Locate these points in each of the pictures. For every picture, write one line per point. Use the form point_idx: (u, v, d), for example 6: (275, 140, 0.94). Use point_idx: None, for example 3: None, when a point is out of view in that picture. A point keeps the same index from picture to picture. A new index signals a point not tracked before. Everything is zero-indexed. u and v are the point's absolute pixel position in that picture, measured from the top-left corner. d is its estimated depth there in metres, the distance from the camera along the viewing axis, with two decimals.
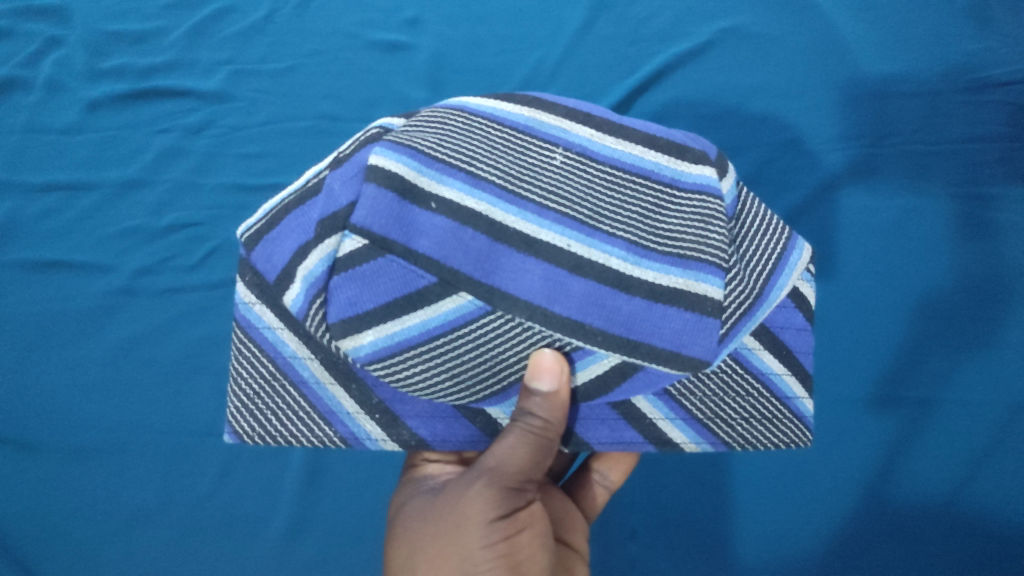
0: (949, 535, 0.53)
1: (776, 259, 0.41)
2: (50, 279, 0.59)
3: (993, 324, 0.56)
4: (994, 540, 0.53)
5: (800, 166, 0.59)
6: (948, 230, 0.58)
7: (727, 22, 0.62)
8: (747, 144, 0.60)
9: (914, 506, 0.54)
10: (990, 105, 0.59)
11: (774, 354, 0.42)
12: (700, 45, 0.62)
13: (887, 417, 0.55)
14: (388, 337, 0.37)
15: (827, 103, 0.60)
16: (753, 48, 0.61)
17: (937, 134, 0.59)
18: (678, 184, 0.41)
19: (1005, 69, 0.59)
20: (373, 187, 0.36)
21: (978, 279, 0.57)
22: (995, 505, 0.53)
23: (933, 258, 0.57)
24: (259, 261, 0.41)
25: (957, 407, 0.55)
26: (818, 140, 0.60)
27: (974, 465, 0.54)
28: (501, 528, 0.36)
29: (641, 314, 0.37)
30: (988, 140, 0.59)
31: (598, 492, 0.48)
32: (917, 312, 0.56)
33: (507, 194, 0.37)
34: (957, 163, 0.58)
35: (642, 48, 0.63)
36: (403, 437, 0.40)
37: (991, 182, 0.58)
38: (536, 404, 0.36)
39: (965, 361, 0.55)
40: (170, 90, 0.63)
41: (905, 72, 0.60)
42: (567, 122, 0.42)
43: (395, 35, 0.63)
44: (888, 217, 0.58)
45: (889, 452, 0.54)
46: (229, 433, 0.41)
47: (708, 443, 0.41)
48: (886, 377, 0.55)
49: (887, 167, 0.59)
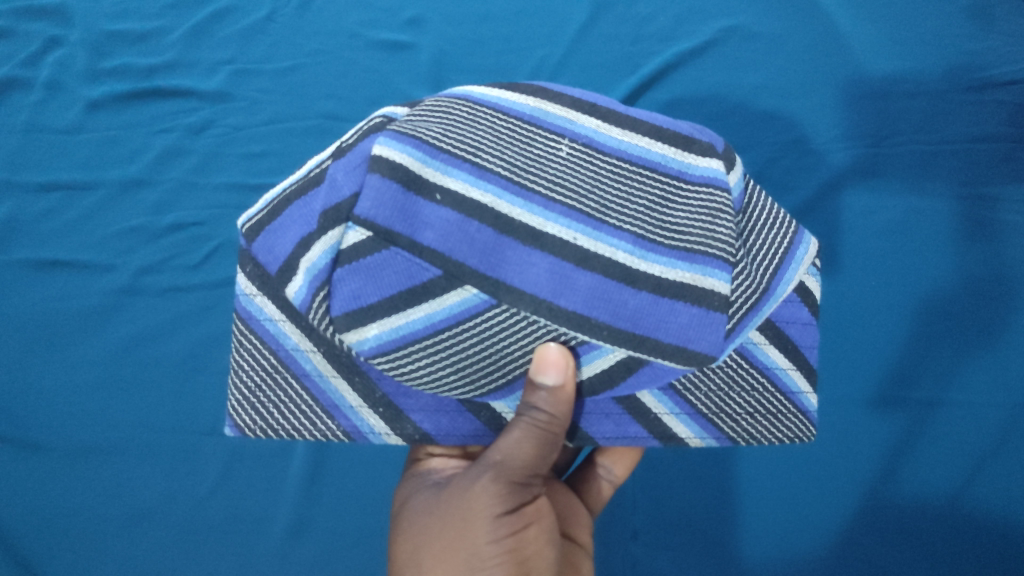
0: (951, 535, 0.53)
1: (783, 253, 0.41)
2: (51, 279, 0.59)
3: (995, 324, 0.56)
4: (995, 540, 0.53)
5: (805, 166, 0.59)
6: (952, 230, 0.57)
7: (731, 22, 0.62)
8: (751, 144, 0.60)
9: (916, 506, 0.54)
10: (992, 105, 0.59)
11: (780, 348, 0.42)
12: (706, 47, 0.61)
13: (890, 419, 0.55)
14: (392, 330, 0.36)
15: (831, 104, 0.60)
16: (761, 51, 0.61)
17: (940, 134, 0.59)
18: (685, 177, 0.40)
19: (1007, 69, 0.59)
20: (377, 178, 0.35)
21: (981, 280, 0.57)
22: (996, 504, 0.53)
23: (937, 258, 0.57)
24: (261, 252, 0.40)
25: (959, 407, 0.55)
26: (821, 139, 0.59)
27: (975, 465, 0.54)
28: (508, 523, 0.36)
29: (647, 308, 0.36)
30: (991, 139, 0.58)
31: (602, 486, 0.48)
32: (920, 312, 0.56)
33: (513, 186, 0.37)
34: (961, 162, 0.58)
35: (644, 47, 0.62)
36: (407, 431, 0.40)
37: (993, 181, 0.58)
38: (541, 399, 0.36)
39: (967, 361, 0.56)
40: (171, 90, 0.62)
41: (909, 72, 0.59)
42: (572, 112, 0.41)
43: (397, 35, 0.63)
44: (893, 217, 0.58)
45: (891, 453, 0.55)
46: (230, 426, 0.41)
47: (713, 438, 0.41)
48: (889, 378, 0.55)
49: (892, 167, 0.58)
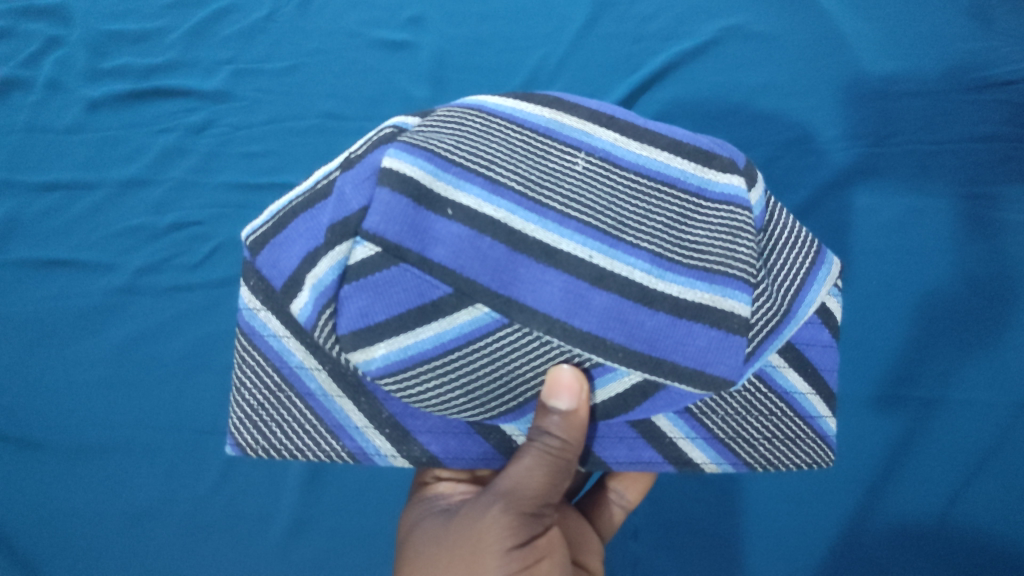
0: (960, 542, 0.52)
1: (804, 274, 0.40)
2: (51, 280, 0.58)
3: (998, 327, 0.54)
4: (1002, 546, 0.52)
5: (807, 165, 0.58)
6: (952, 231, 0.56)
7: (731, 21, 0.60)
8: (754, 143, 0.58)
9: (922, 510, 0.52)
10: (994, 104, 0.57)
11: (798, 371, 0.41)
12: (704, 44, 0.60)
13: (892, 419, 0.54)
14: (401, 350, 0.35)
15: (834, 103, 0.58)
16: (764, 51, 0.59)
17: (940, 132, 0.57)
18: (705, 193, 0.39)
19: (1008, 68, 0.58)
20: (387, 192, 0.34)
21: (984, 281, 0.55)
22: (1002, 508, 0.52)
23: (943, 260, 0.56)
24: (265, 266, 0.39)
25: (961, 408, 0.53)
26: (823, 138, 0.58)
27: (979, 469, 0.53)
28: (519, 557, 0.35)
29: (665, 330, 0.35)
30: (990, 139, 0.57)
31: (614, 511, 0.47)
32: (922, 316, 0.55)
33: (527, 201, 0.36)
34: (962, 161, 0.57)
35: (645, 47, 0.61)
36: (414, 454, 0.38)
37: (995, 181, 0.56)
38: (554, 424, 0.35)
39: (967, 363, 0.54)
40: (172, 90, 0.61)
41: (908, 71, 0.58)
42: (589, 125, 0.40)
43: (397, 34, 0.61)
44: (896, 215, 0.57)
45: (892, 456, 0.53)
46: (231, 446, 0.39)
47: (729, 463, 0.40)
48: (891, 379, 0.54)
49: (892, 166, 0.57)
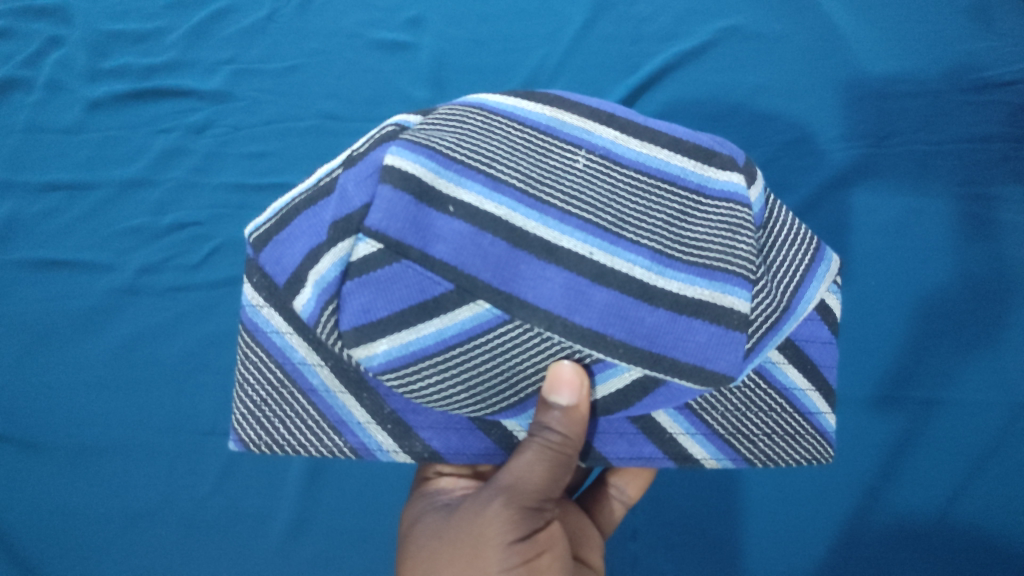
0: (958, 541, 0.52)
1: (803, 271, 0.40)
2: (52, 280, 0.58)
3: (996, 327, 0.55)
4: (1000, 545, 0.52)
5: (805, 166, 0.58)
6: (951, 231, 0.56)
7: (728, 22, 0.60)
8: (752, 144, 0.58)
9: (920, 509, 0.53)
10: (992, 105, 0.57)
11: (798, 368, 0.41)
12: (702, 45, 0.60)
13: (890, 419, 0.54)
14: (403, 346, 0.35)
15: (832, 102, 0.58)
16: (761, 51, 0.60)
17: (939, 133, 0.57)
18: (704, 190, 0.39)
19: (1007, 69, 0.58)
20: (389, 189, 0.34)
21: (982, 281, 0.55)
22: (1000, 506, 0.52)
23: (941, 260, 0.56)
24: (268, 263, 0.39)
25: (960, 407, 0.54)
26: (821, 138, 0.58)
27: (977, 468, 0.53)
28: (519, 551, 0.35)
29: (665, 326, 0.35)
30: (989, 139, 0.57)
31: (614, 507, 0.47)
32: (920, 316, 0.55)
33: (528, 198, 0.36)
34: (961, 161, 0.57)
35: (643, 48, 0.61)
36: (416, 450, 0.39)
37: (993, 181, 0.57)
38: (555, 419, 0.35)
39: (966, 362, 0.54)
40: (172, 90, 0.61)
41: (907, 72, 0.58)
42: (590, 123, 0.40)
43: (397, 35, 0.62)
44: (895, 215, 0.57)
45: (890, 455, 0.53)
46: (234, 441, 0.40)
47: (729, 459, 0.40)
48: (889, 378, 0.54)
49: (891, 167, 0.57)
